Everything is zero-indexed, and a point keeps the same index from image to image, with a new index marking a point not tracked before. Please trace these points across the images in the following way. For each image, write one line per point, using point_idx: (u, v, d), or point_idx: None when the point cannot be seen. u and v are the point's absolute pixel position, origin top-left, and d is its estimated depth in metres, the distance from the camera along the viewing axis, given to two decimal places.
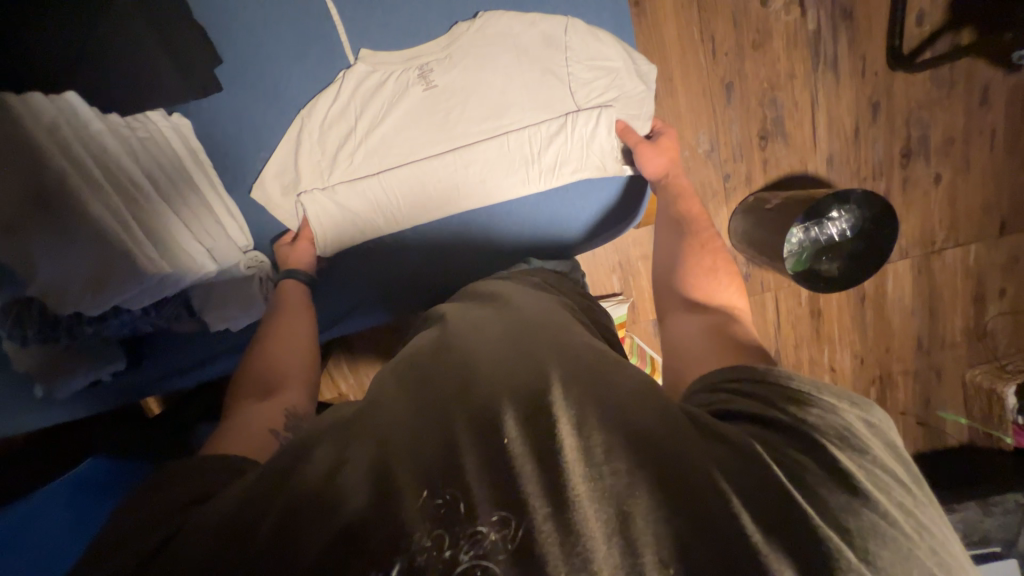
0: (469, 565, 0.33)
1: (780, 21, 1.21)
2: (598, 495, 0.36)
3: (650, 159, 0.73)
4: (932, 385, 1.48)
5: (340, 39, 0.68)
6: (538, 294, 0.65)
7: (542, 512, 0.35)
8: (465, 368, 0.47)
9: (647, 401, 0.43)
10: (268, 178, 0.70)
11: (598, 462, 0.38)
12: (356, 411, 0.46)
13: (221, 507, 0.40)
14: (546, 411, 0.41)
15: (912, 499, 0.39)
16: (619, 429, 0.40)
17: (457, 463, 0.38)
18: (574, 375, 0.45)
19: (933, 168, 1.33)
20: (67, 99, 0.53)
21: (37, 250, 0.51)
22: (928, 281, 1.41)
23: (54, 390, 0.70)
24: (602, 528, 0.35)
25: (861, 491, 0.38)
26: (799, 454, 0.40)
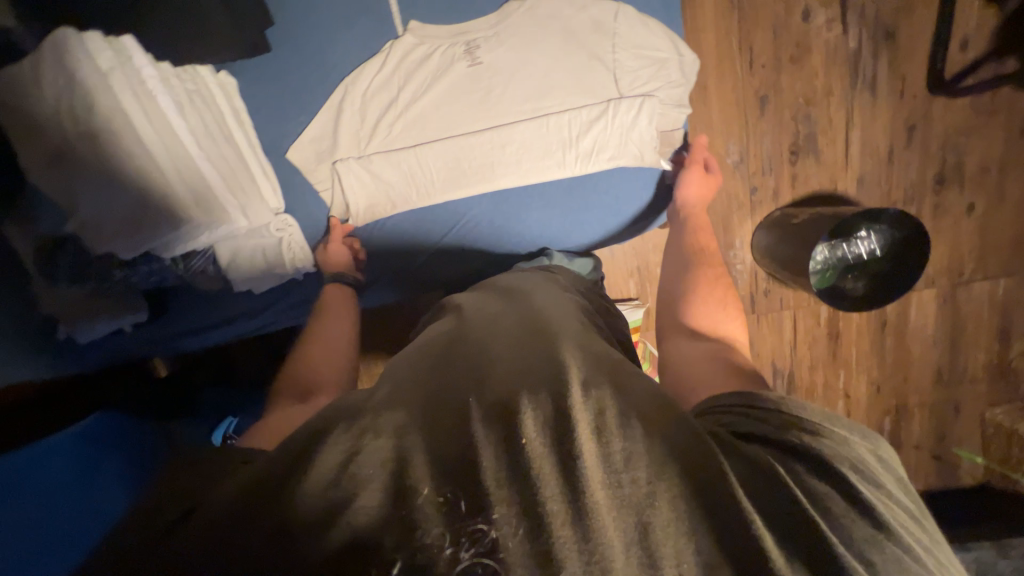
0: (470, 562, 0.33)
1: (821, 37, 1.20)
2: (617, 502, 0.35)
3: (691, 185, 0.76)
4: (949, 420, 1.44)
5: (391, 11, 0.68)
6: (556, 292, 0.64)
7: (560, 516, 0.34)
8: (481, 367, 0.46)
9: (666, 413, 0.42)
10: (305, 141, 0.70)
11: (617, 469, 0.37)
12: (363, 400, 0.44)
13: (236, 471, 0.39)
14: (565, 413, 0.39)
15: (925, 537, 0.39)
16: (641, 437, 0.39)
17: (473, 458, 0.37)
18: (593, 378, 0.44)
19: (966, 198, 1.31)
20: (124, 44, 0.53)
21: (83, 186, 0.53)
22: (952, 312, 1.38)
23: (76, 334, 0.71)
24: (620, 536, 0.34)
25: (883, 524, 0.37)
26: (818, 480, 0.39)
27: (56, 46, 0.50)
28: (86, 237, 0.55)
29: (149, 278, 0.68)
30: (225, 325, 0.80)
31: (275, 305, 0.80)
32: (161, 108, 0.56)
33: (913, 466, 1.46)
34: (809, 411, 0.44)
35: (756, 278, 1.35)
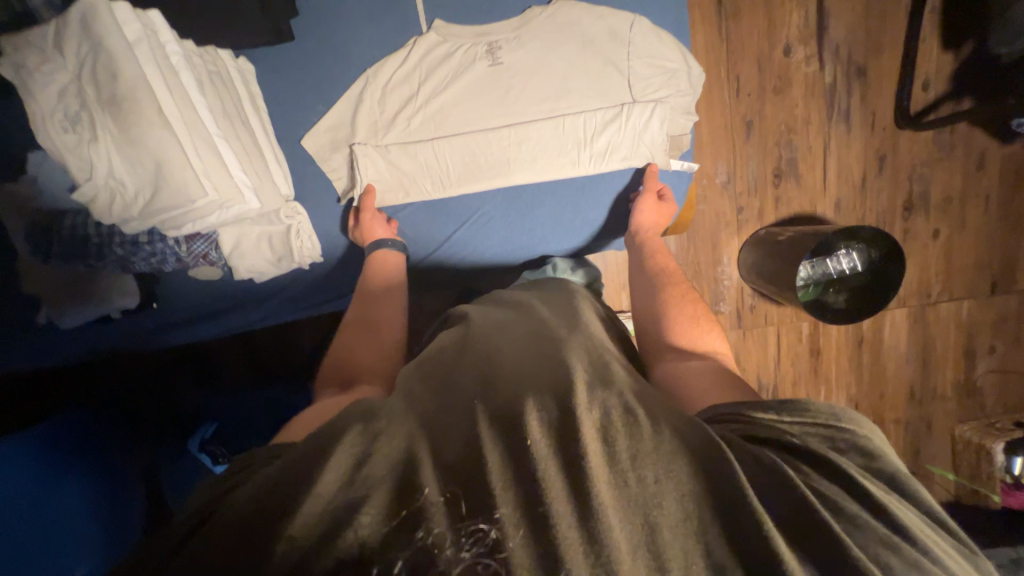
0: (471, 563, 0.32)
1: (801, 71, 1.30)
2: (625, 502, 0.35)
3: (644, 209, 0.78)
4: (922, 436, 1.49)
5: (416, 10, 0.71)
6: (563, 298, 0.64)
7: (566, 518, 0.34)
8: (490, 369, 0.47)
9: (667, 414, 0.42)
10: (322, 130, 0.72)
11: (624, 468, 0.37)
12: (377, 403, 0.44)
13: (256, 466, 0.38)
14: (569, 412, 0.40)
15: (946, 541, 0.37)
16: (645, 437, 0.39)
17: (479, 461, 0.37)
18: (597, 379, 0.45)
19: (931, 223, 1.41)
20: (150, 17, 0.53)
21: (98, 153, 0.50)
22: (923, 331, 1.46)
23: (63, 318, 0.67)
24: (627, 535, 0.34)
25: (899, 526, 0.35)
26: (823, 480, 0.38)
27: (81, 12, 0.49)
28: (95, 209, 0.53)
29: (149, 261, 0.64)
30: (223, 314, 0.78)
31: (276, 296, 0.78)
32: (182, 82, 0.55)
33: None
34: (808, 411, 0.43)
35: (742, 294, 1.40)
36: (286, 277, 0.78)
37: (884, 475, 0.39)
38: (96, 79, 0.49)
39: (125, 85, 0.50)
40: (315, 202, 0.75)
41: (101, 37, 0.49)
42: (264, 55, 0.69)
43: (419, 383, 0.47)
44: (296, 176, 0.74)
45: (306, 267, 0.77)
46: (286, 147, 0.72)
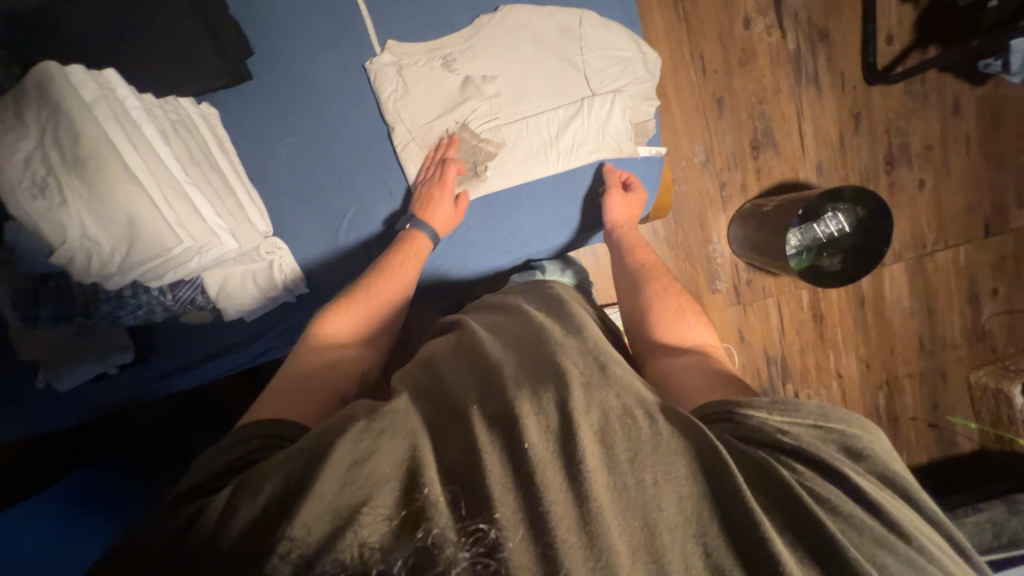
0: (468, 564, 0.32)
1: (763, 41, 1.31)
2: (622, 505, 0.36)
3: (614, 205, 0.78)
4: (938, 388, 1.48)
5: (368, 34, 0.73)
6: (552, 299, 0.64)
7: (566, 523, 0.34)
8: (485, 370, 0.46)
9: (670, 413, 0.42)
10: (292, 162, 0.73)
11: (622, 471, 0.37)
12: (372, 407, 0.44)
13: (258, 480, 0.38)
14: (565, 415, 0.39)
15: (933, 535, 0.39)
16: (645, 437, 0.39)
17: (479, 466, 0.36)
18: (596, 373, 0.44)
19: (916, 174, 1.40)
20: (107, 76, 0.55)
21: (68, 215, 0.51)
22: (923, 282, 1.44)
23: (57, 381, 0.67)
24: (624, 540, 0.34)
25: (889, 521, 0.37)
26: (820, 478, 0.39)
27: (39, 80, 0.50)
28: (73, 269, 0.53)
29: (137, 313, 0.64)
30: (219, 356, 0.77)
31: (270, 331, 0.78)
32: (146, 135, 0.56)
33: (914, 438, 1.47)
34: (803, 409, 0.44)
35: (737, 270, 1.39)
36: (277, 311, 0.78)
37: (875, 472, 0.41)
38: (60, 142, 0.50)
39: (88, 146, 0.51)
40: (294, 231, 0.75)
41: (60, 102, 0.50)
42: (226, 98, 0.71)
43: (417, 383, 0.47)
44: (273, 212, 0.74)
45: (295, 298, 0.77)
46: (260, 185, 0.73)
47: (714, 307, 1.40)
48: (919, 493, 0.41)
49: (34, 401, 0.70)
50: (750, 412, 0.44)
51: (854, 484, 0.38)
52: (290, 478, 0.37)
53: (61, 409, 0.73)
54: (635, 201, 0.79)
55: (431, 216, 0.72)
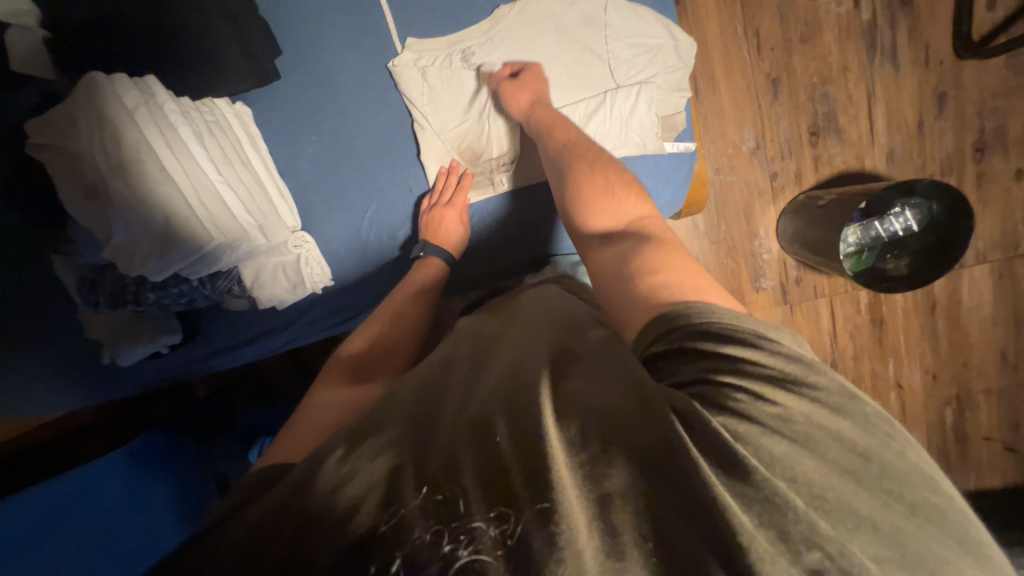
0: (467, 560, 0.31)
1: (831, 13, 1.17)
2: (581, 479, 0.34)
3: (513, 98, 0.73)
4: (1022, 408, 1.30)
5: (389, 30, 0.74)
6: (554, 297, 0.64)
7: (536, 505, 0.33)
8: (463, 379, 0.48)
9: (608, 378, 0.41)
10: (320, 159, 0.76)
11: (577, 448, 0.36)
12: (364, 421, 0.45)
13: (267, 503, 0.38)
14: (534, 403, 0.40)
15: (896, 462, 0.35)
16: (584, 413, 0.38)
17: (456, 463, 0.37)
18: (557, 366, 0.45)
19: (1014, 163, 1.22)
20: (148, 82, 0.59)
21: (114, 214, 0.56)
22: (1012, 287, 1.27)
23: (119, 357, 0.75)
24: (584, 512, 0.33)
25: (852, 476, 0.34)
26: (757, 420, 0.36)
27: (88, 90, 0.55)
28: (120, 262, 0.59)
29: (180, 300, 0.70)
30: (253, 342, 0.83)
31: (299, 321, 0.83)
32: (182, 138, 0.61)
33: (987, 461, 1.32)
34: (736, 339, 0.41)
35: (786, 267, 1.29)
36: (305, 302, 0.82)
37: (827, 403, 0.37)
38: (106, 146, 0.55)
39: (132, 150, 0.56)
40: (320, 227, 0.78)
41: (106, 110, 0.55)
42: (257, 98, 0.74)
43: (415, 382, 0.50)
44: (302, 209, 0.77)
45: (321, 291, 0.81)
46: (289, 181, 0.76)
47: (758, 306, 1.30)
48: (873, 414, 0.38)
49: (102, 375, 0.79)
50: (684, 349, 0.41)
51: (811, 443, 0.35)
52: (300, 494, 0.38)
53: (124, 380, 0.81)
54: (530, 80, 0.73)
55: (443, 238, 0.76)
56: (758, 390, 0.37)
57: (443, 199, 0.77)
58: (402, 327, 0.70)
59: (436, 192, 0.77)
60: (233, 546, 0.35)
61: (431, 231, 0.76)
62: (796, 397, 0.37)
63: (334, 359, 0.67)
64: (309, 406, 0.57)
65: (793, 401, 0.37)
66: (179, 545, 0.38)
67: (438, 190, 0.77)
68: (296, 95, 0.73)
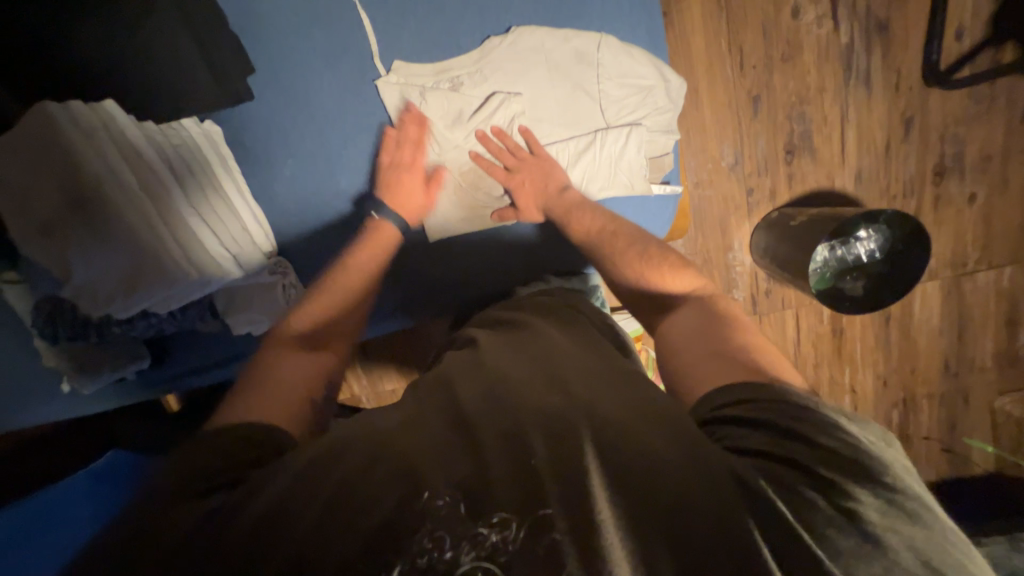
0: (470, 565, 0.34)
1: (811, 33, 1.18)
2: (621, 519, 0.36)
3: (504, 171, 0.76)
4: (958, 410, 1.43)
5: (371, 52, 0.71)
6: (575, 325, 0.64)
7: (562, 534, 0.35)
8: (497, 384, 0.48)
9: (649, 416, 0.42)
10: (297, 185, 0.73)
11: (617, 493, 0.37)
12: (383, 424, 0.44)
13: (254, 508, 0.37)
14: (571, 433, 0.40)
15: (959, 564, 0.35)
16: (630, 452, 0.39)
17: (484, 479, 0.37)
18: (593, 397, 0.45)
19: (968, 187, 1.29)
20: (106, 107, 0.54)
21: (73, 253, 0.53)
22: (958, 302, 1.36)
23: (81, 386, 0.71)
24: (623, 558, 0.34)
25: (902, 556, 0.34)
26: (806, 489, 0.37)
27: (38, 121, 0.50)
28: (81, 303, 0.56)
29: (148, 331, 0.67)
30: (230, 362, 0.80)
31: None
32: (149, 162, 0.58)
33: (924, 458, 1.44)
34: (811, 418, 0.41)
35: (757, 280, 1.33)
36: None
37: (895, 501, 0.37)
38: (64, 173, 0.52)
39: (91, 180, 0.53)
40: (298, 251, 0.75)
41: (61, 140, 0.51)
42: (228, 116, 0.69)
43: (435, 391, 0.49)
44: (278, 232, 0.74)
45: None
46: (265, 204, 0.72)
47: None
48: (949, 526, 0.37)
49: (58, 400, 0.75)
50: (756, 419, 0.42)
51: (864, 519, 0.35)
52: (292, 488, 0.38)
53: (86, 405, 0.77)
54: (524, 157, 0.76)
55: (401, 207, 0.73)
56: (820, 468, 0.38)
57: (399, 149, 0.73)
58: (357, 290, 0.68)
59: (393, 138, 0.73)
60: (236, 535, 0.36)
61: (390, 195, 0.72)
62: (863, 488, 0.37)
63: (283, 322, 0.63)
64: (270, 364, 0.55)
65: (862, 492, 0.37)
66: (143, 531, 0.38)
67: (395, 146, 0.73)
68: (275, 113, 0.70)
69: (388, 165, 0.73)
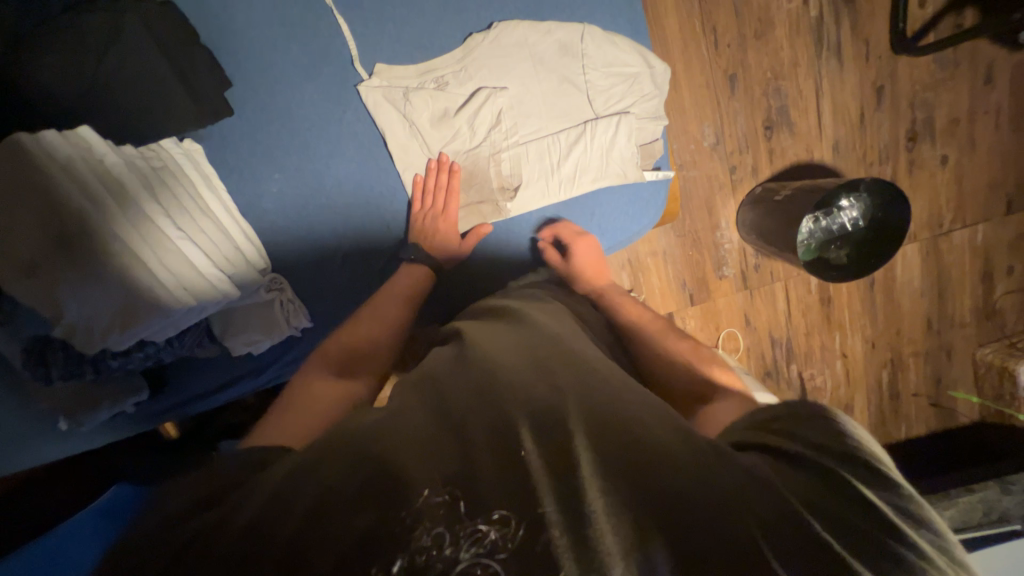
0: (469, 563, 0.33)
1: (782, 9, 1.20)
2: (617, 510, 0.36)
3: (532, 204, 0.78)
4: (943, 365, 1.48)
5: (352, 57, 0.70)
6: (551, 315, 0.64)
7: (558, 532, 0.34)
8: (487, 382, 0.47)
9: (649, 417, 0.44)
10: (285, 198, 0.71)
11: (614, 477, 0.37)
12: (383, 420, 0.44)
13: (252, 506, 0.37)
14: (562, 426, 0.41)
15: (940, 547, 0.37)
16: (632, 443, 0.40)
17: (474, 475, 0.37)
18: (582, 392, 0.45)
19: (939, 151, 1.33)
20: (80, 133, 0.52)
21: (62, 289, 0.52)
22: (937, 262, 1.41)
23: (80, 424, 0.69)
24: (620, 545, 0.34)
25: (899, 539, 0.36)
26: (805, 480, 0.39)
27: (13, 151, 0.49)
28: (75, 340, 0.54)
29: (145, 362, 0.66)
30: (232, 385, 0.78)
31: (277, 363, 0.78)
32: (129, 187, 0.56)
33: (914, 415, 1.49)
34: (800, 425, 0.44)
35: (745, 256, 1.35)
36: (282, 344, 0.78)
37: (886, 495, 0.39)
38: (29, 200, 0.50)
39: (70, 210, 0.52)
40: (292, 267, 0.74)
41: (33, 175, 0.50)
42: (209, 134, 0.68)
43: (419, 394, 0.49)
44: (269, 250, 0.72)
45: (299, 333, 0.77)
46: (254, 223, 0.71)
47: (720, 294, 1.36)
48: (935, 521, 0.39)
49: (57, 439, 0.72)
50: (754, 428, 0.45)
51: (863, 505, 0.37)
52: (283, 495, 0.37)
53: (82, 443, 0.74)
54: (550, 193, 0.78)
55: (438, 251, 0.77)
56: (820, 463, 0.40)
57: (433, 197, 0.75)
58: (382, 326, 0.68)
59: (426, 188, 0.75)
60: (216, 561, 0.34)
61: (427, 238, 0.76)
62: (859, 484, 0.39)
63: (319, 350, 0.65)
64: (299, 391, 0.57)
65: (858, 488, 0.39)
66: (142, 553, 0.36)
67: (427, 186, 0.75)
68: (257, 126, 0.68)
69: (425, 216, 0.76)
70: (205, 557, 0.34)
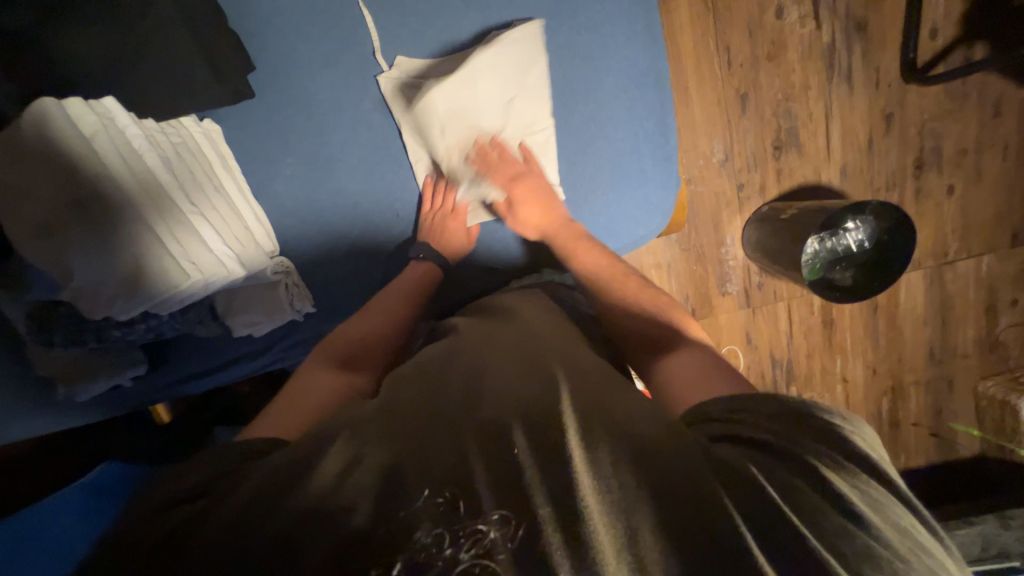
0: (468, 564, 0.33)
1: (795, 32, 1.22)
2: (612, 508, 0.35)
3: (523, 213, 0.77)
4: (944, 395, 1.46)
5: (373, 48, 0.72)
6: (544, 312, 0.64)
7: (553, 533, 0.34)
8: (477, 381, 0.47)
9: (640, 415, 0.43)
10: (298, 180, 0.73)
11: (605, 474, 0.37)
12: (359, 415, 0.45)
13: (234, 502, 0.37)
14: (557, 426, 0.40)
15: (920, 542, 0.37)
16: (622, 441, 0.40)
17: (468, 471, 0.37)
18: (572, 388, 0.45)
19: (946, 179, 1.34)
20: (105, 105, 0.54)
21: (74, 254, 0.52)
22: (940, 290, 1.41)
23: (76, 394, 0.69)
24: (613, 541, 0.34)
25: (879, 537, 0.36)
26: (793, 478, 0.38)
27: (35, 123, 0.49)
28: (83, 305, 0.55)
29: (146, 335, 0.66)
30: (227, 367, 0.77)
31: (276, 347, 0.78)
32: (148, 166, 0.57)
33: (914, 445, 1.47)
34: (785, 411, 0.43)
35: (749, 273, 1.35)
36: (283, 328, 0.78)
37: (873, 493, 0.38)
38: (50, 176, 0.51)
39: (90, 184, 0.53)
40: (300, 249, 0.75)
41: (57, 150, 0.51)
42: (228, 114, 0.69)
43: (410, 384, 0.48)
44: (278, 231, 0.73)
45: (301, 317, 0.77)
46: (266, 204, 0.72)
47: (722, 310, 1.36)
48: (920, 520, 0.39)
49: (52, 409, 0.72)
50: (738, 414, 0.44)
51: (847, 504, 0.37)
52: (279, 485, 0.37)
53: (76, 416, 0.74)
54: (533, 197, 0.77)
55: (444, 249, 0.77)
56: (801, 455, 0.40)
57: (444, 197, 0.77)
58: (388, 319, 0.69)
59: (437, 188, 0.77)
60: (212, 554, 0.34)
61: (435, 238, 0.77)
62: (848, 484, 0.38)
63: (330, 335, 0.66)
64: (298, 381, 0.58)
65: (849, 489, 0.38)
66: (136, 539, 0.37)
67: (438, 188, 0.77)
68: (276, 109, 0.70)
69: (434, 215, 0.77)
70: (201, 550, 0.34)
